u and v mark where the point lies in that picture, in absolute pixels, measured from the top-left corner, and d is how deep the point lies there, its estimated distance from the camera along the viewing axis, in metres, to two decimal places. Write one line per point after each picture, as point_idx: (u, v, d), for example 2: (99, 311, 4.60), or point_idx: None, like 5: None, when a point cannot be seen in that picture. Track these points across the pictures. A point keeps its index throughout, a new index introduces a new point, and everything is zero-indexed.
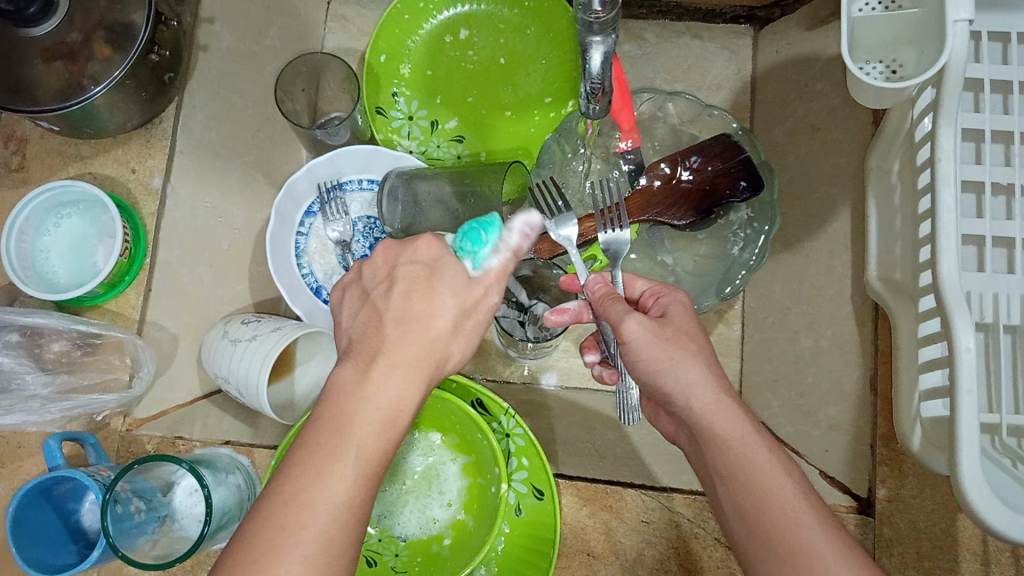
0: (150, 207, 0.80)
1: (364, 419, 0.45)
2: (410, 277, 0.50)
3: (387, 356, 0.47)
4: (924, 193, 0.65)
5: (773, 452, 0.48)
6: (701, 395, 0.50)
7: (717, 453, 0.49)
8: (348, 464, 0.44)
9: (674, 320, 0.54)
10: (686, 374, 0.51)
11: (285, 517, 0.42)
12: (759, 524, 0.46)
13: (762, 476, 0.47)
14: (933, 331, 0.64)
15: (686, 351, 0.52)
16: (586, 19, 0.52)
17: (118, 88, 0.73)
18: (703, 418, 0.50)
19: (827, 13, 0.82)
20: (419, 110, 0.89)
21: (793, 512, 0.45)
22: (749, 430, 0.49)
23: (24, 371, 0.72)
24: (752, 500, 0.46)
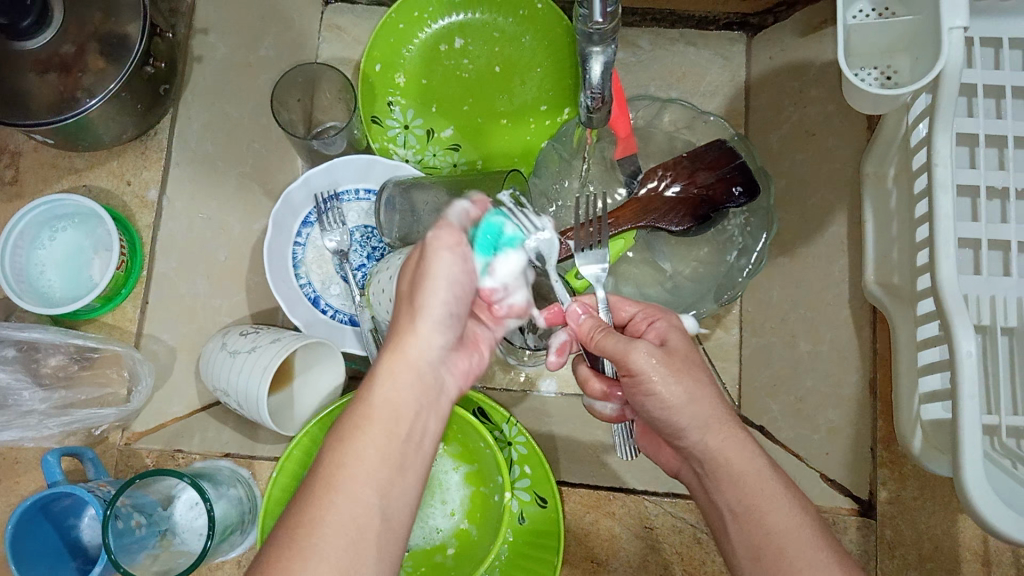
0: (145, 220, 0.79)
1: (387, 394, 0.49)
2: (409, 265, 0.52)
3: (388, 365, 0.49)
4: (921, 197, 0.66)
5: (787, 489, 0.51)
6: (716, 432, 0.52)
7: (733, 489, 0.51)
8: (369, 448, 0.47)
9: (682, 349, 0.55)
10: (701, 410, 0.52)
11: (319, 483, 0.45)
12: (774, 562, 0.48)
13: (778, 516, 0.49)
14: (932, 333, 0.64)
15: (698, 383, 0.53)
16: (586, 29, 0.53)
17: (114, 101, 0.72)
18: (719, 455, 0.52)
19: (820, 20, 0.83)
20: (415, 118, 0.89)
21: (810, 555, 0.48)
22: (762, 466, 0.51)
23: (21, 387, 0.71)
24: (769, 541, 0.49)
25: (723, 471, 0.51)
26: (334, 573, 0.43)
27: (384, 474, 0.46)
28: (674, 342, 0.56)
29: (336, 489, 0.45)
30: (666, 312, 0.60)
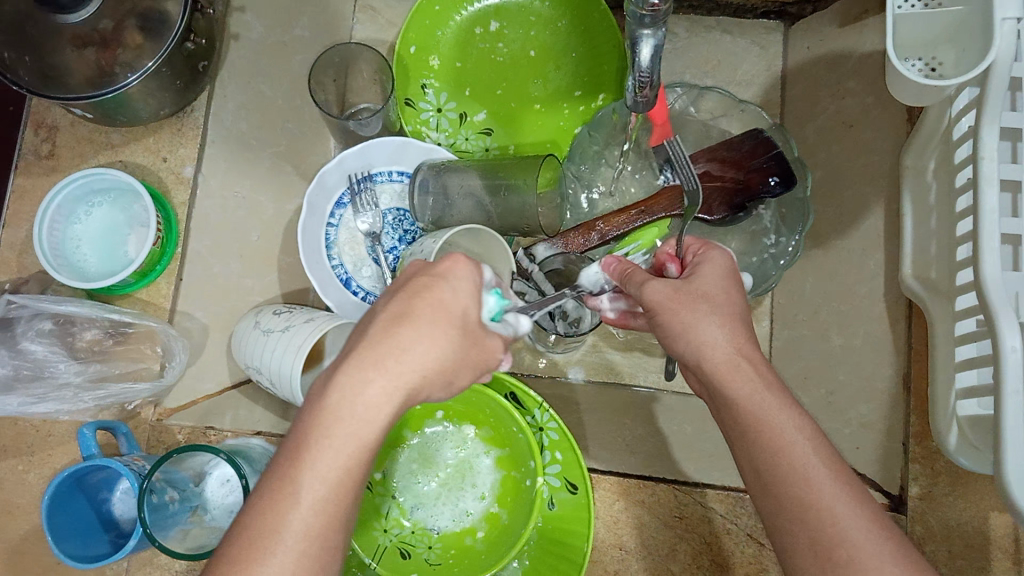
0: (181, 196, 0.80)
1: (345, 422, 0.43)
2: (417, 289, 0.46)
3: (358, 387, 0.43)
4: (962, 192, 0.66)
5: (788, 408, 0.48)
6: (712, 354, 0.50)
7: (731, 411, 0.49)
8: (322, 473, 0.42)
9: (701, 279, 0.54)
10: (698, 335, 0.51)
11: (273, 510, 0.42)
12: (770, 479, 0.46)
13: (775, 432, 0.47)
14: (971, 329, 0.64)
15: (697, 313, 0.52)
16: (638, 11, 0.52)
17: (153, 77, 0.72)
18: (716, 374, 0.50)
19: (860, 10, 0.81)
20: (448, 102, 0.89)
21: (802, 471, 0.45)
22: (759, 387, 0.48)
23: (57, 360, 0.71)
24: (761, 458, 0.47)
25: (720, 392, 0.50)
26: None
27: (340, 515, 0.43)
28: (702, 272, 0.54)
29: (283, 516, 0.41)
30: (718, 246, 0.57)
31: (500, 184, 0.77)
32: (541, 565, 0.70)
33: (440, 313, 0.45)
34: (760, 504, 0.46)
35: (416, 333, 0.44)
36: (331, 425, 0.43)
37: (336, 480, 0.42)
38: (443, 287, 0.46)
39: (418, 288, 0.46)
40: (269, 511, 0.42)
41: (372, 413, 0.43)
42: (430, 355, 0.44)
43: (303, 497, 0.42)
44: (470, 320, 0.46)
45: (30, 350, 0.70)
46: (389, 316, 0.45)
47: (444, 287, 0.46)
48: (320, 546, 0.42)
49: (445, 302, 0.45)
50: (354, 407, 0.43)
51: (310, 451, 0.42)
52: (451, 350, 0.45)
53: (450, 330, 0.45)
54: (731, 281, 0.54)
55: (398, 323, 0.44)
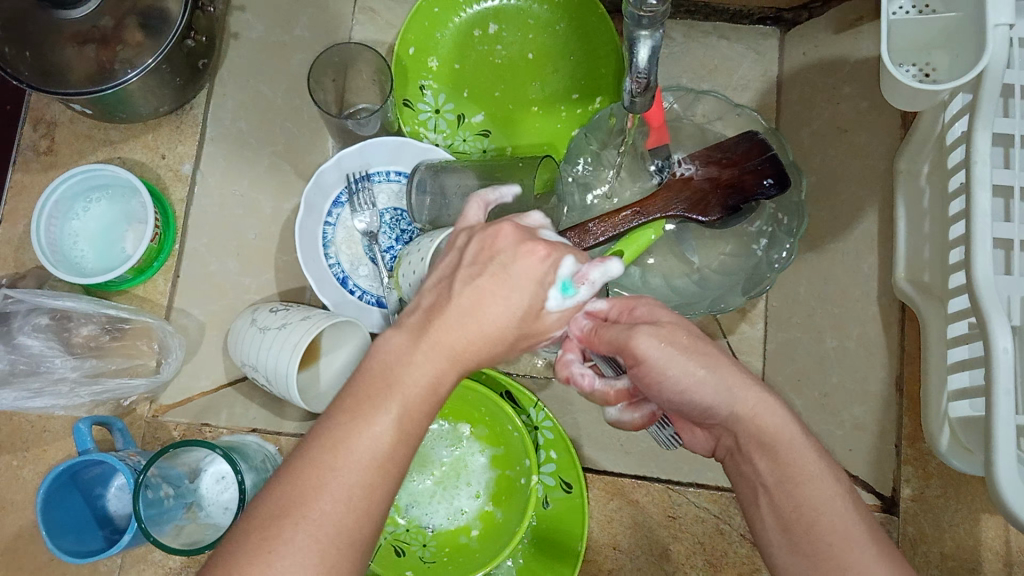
0: (179, 193, 0.80)
1: (410, 384, 0.42)
2: (496, 280, 0.45)
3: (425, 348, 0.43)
4: (956, 196, 0.66)
5: (820, 457, 0.48)
6: (742, 396, 0.49)
7: (764, 459, 0.48)
8: (386, 427, 0.41)
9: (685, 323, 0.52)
10: (724, 379, 0.50)
11: (323, 465, 0.40)
12: (804, 534, 0.46)
13: (812, 482, 0.47)
14: (963, 331, 0.65)
15: (712, 358, 0.50)
16: (635, 12, 0.53)
17: (153, 73, 0.72)
18: (748, 420, 0.49)
19: (856, 17, 0.83)
20: (446, 103, 0.89)
21: (841, 525, 0.46)
22: (794, 432, 0.49)
23: (53, 355, 0.71)
24: (795, 509, 0.47)
25: (752, 438, 0.49)
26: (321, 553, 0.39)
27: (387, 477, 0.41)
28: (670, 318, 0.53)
29: (348, 448, 0.40)
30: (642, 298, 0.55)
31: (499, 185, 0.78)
32: (535, 563, 0.70)
33: (499, 309, 0.44)
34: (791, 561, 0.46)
35: (481, 329, 0.44)
36: (410, 363, 0.43)
37: (403, 416, 0.42)
38: (506, 292, 0.44)
39: (498, 281, 0.45)
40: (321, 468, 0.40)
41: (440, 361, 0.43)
42: (493, 344, 0.45)
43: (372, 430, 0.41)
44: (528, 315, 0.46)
45: (27, 345, 0.70)
46: (462, 308, 0.44)
47: (504, 292, 0.45)
48: (377, 480, 0.41)
49: (506, 301, 0.44)
50: (428, 350, 0.43)
51: (377, 404, 0.42)
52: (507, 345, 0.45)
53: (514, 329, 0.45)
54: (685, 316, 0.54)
55: (472, 318, 0.44)
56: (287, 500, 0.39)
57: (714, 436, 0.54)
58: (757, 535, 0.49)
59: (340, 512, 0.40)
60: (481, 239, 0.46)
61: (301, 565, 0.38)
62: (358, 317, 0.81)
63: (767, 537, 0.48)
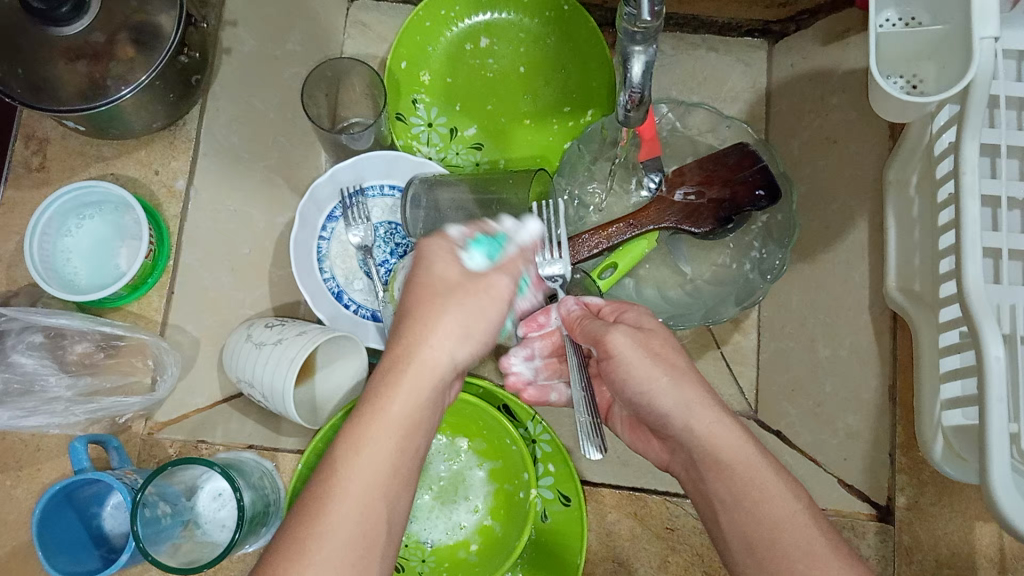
0: (173, 209, 0.79)
1: (387, 425, 0.48)
2: (417, 289, 0.52)
3: (401, 381, 0.49)
4: (945, 206, 0.67)
5: (781, 474, 0.48)
6: (700, 413, 0.51)
7: (721, 478, 0.49)
8: (369, 467, 0.46)
9: (657, 330, 0.56)
10: (682, 393, 0.51)
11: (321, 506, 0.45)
12: (767, 552, 0.46)
13: (771, 499, 0.47)
14: (954, 339, 0.66)
15: (678, 366, 0.52)
16: (629, 28, 0.53)
17: (147, 89, 0.72)
18: (703, 437, 0.50)
19: (843, 28, 0.84)
20: (438, 116, 0.90)
21: (802, 542, 0.45)
22: (751, 450, 0.49)
23: (47, 374, 0.70)
24: (758, 527, 0.46)
25: (709, 456, 0.49)
26: None
27: (379, 503, 0.46)
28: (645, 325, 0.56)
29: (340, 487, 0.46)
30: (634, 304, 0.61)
31: (491, 198, 0.80)
32: None
33: (430, 291, 0.52)
34: None
35: (419, 312, 0.51)
36: (384, 407, 0.48)
37: (387, 450, 0.47)
38: (426, 271, 0.53)
39: (420, 287, 0.52)
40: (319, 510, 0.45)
41: (401, 391, 0.49)
42: (444, 333, 0.50)
43: (345, 474, 0.46)
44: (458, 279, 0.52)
45: (21, 363, 0.69)
46: (397, 318, 0.52)
47: (427, 269, 0.53)
48: (371, 510, 0.45)
49: (432, 279, 0.52)
50: (400, 390, 0.49)
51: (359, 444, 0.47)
52: (450, 323, 0.50)
53: (451, 300, 0.51)
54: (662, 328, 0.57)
55: (403, 317, 0.51)
56: (300, 540, 0.44)
57: (672, 450, 0.54)
58: (723, 557, 0.49)
59: (344, 551, 0.44)
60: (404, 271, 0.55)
61: None
62: (354, 331, 0.81)
63: (733, 561, 0.48)
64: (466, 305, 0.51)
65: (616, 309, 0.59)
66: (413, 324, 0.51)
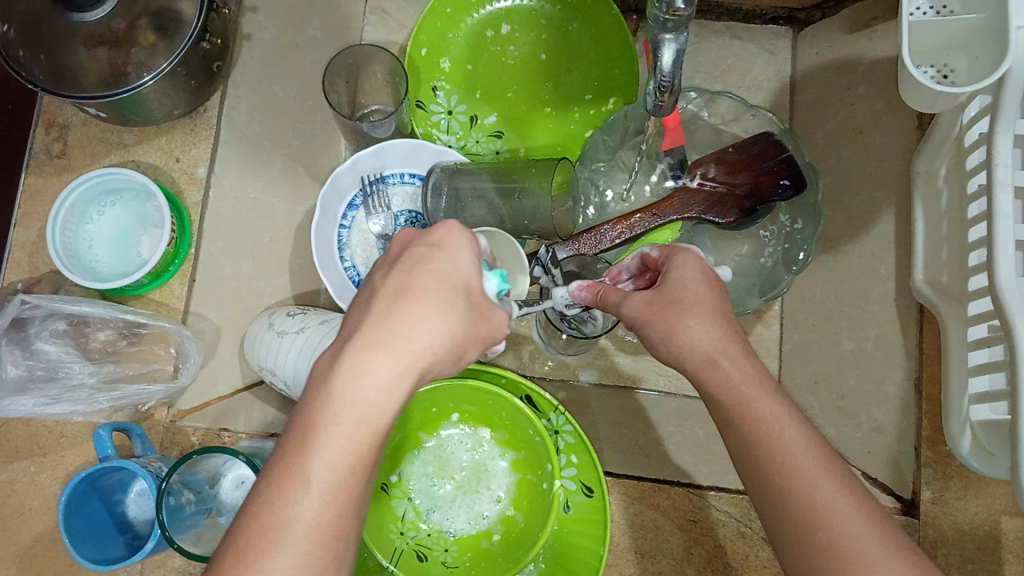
0: (195, 197, 0.78)
1: (349, 431, 0.41)
2: (416, 279, 0.44)
3: (370, 380, 0.41)
4: (975, 199, 0.67)
5: (770, 392, 0.47)
6: (694, 354, 0.49)
7: (713, 406, 0.49)
8: (322, 481, 0.40)
9: (682, 282, 0.51)
10: (677, 345, 0.49)
11: (264, 525, 0.39)
12: (755, 469, 0.46)
13: (756, 419, 0.46)
14: (983, 334, 0.65)
15: (673, 319, 0.49)
16: (660, 16, 0.52)
17: (169, 77, 0.71)
18: (694, 372, 0.49)
19: (869, 16, 0.83)
20: (458, 104, 0.89)
21: (783, 452, 0.45)
22: (739, 377, 0.47)
23: (70, 361, 0.70)
24: (745, 447, 0.47)
25: (703, 388, 0.49)
26: None
27: (336, 525, 0.40)
28: (670, 279, 0.51)
29: (289, 507, 0.40)
30: (684, 249, 0.54)
31: (514, 188, 0.79)
32: (557, 567, 0.70)
33: (441, 284, 0.44)
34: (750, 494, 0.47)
35: (419, 306, 0.43)
36: (355, 417, 0.41)
37: (343, 463, 0.41)
38: (445, 257, 0.45)
39: (418, 277, 0.44)
40: (267, 530, 0.39)
41: (380, 392, 0.42)
42: (438, 344, 0.43)
43: (311, 491, 0.40)
44: (473, 290, 0.46)
45: (44, 351, 0.69)
46: (389, 292, 0.43)
47: (445, 257, 0.45)
48: (328, 530, 0.40)
49: (444, 274, 0.44)
50: (367, 388, 0.41)
51: (312, 454, 0.40)
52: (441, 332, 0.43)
53: (461, 311, 0.44)
54: (704, 281, 0.51)
55: (400, 299, 0.43)
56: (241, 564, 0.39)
57: None
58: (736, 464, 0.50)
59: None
60: (393, 252, 0.46)
61: None
62: None
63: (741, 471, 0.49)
64: (471, 324, 0.44)
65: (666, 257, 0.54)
66: (402, 316, 0.43)
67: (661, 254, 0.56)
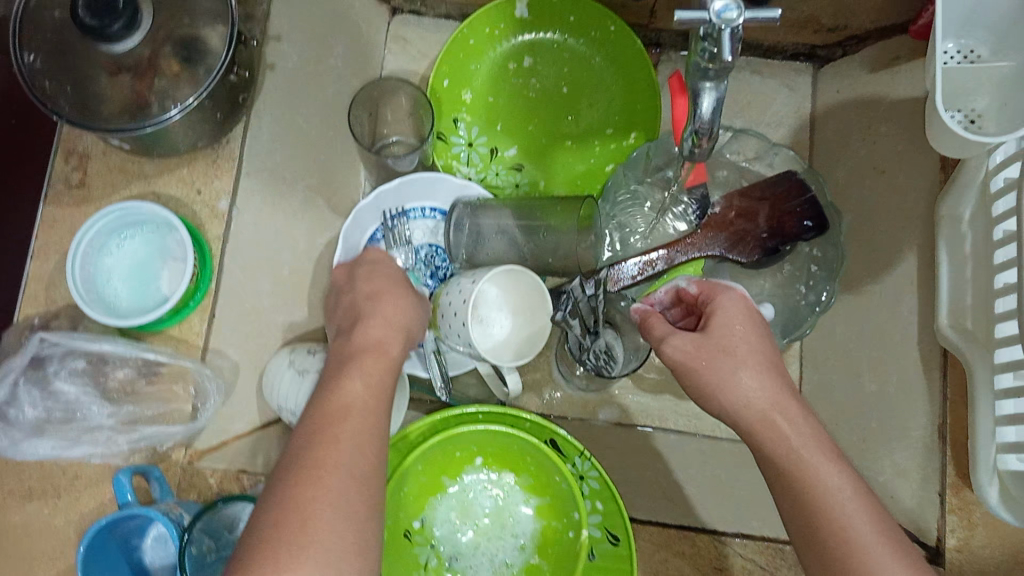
0: (215, 232, 0.75)
1: (368, 354, 0.56)
2: (370, 276, 0.64)
3: (370, 328, 0.58)
4: (1001, 245, 0.67)
5: (828, 457, 0.50)
6: (749, 412, 0.54)
7: (766, 464, 0.52)
8: (367, 378, 0.54)
9: (727, 326, 0.57)
10: (727, 398, 0.54)
11: (330, 412, 0.51)
12: (808, 528, 0.49)
13: (814, 486, 0.50)
14: (1011, 383, 0.65)
15: (725, 369, 0.55)
16: (703, 65, 0.52)
17: (197, 109, 0.69)
18: (750, 431, 0.54)
19: (892, 56, 0.83)
20: (479, 136, 0.89)
21: (837, 516, 0.48)
22: (793, 442, 0.51)
23: (89, 402, 0.69)
24: (801, 512, 0.50)
25: (756, 448, 0.53)
26: (358, 469, 0.48)
27: (380, 409, 0.53)
28: (715, 324, 0.57)
29: (344, 396, 0.52)
30: (726, 287, 0.60)
31: (537, 226, 0.79)
32: None
33: (390, 277, 0.64)
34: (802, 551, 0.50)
35: (384, 293, 0.62)
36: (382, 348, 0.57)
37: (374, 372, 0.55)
38: (387, 262, 0.66)
39: (374, 273, 0.64)
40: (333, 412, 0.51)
41: (390, 332, 0.59)
42: (400, 306, 0.61)
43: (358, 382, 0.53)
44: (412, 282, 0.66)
45: (63, 391, 0.68)
46: (363, 294, 0.62)
47: (388, 261, 0.66)
48: (377, 417, 0.52)
49: (395, 270, 0.66)
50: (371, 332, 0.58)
51: (351, 364, 0.55)
52: (420, 298, 0.64)
53: (413, 288, 0.65)
54: (750, 322, 0.57)
55: (374, 295, 0.61)
56: (318, 435, 0.50)
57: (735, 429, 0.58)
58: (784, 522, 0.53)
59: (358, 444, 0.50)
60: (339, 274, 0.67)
61: (343, 478, 0.48)
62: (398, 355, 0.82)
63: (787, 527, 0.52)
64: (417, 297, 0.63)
65: (708, 297, 0.60)
66: (373, 298, 0.61)
67: (701, 291, 0.61)
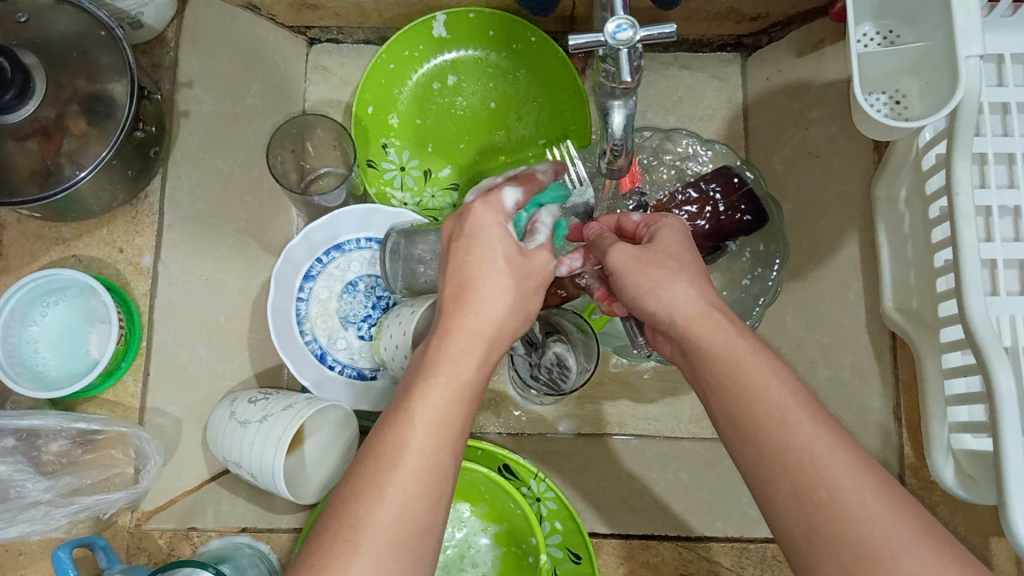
0: (141, 287, 0.74)
1: (440, 377, 0.46)
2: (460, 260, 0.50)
3: (450, 342, 0.47)
4: (937, 223, 0.66)
5: (765, 355, 0.47)
6: (688, 308, 0.50)
7: (705, 362, 0.48)
8: (433, 409, 0.45)
9: (664, 241, 0.55)
10: (669, 293, 0.51)
11: (384, 449, 0.43)
12: (747, 426, 0.45)
13: (750, 380, 0.46)
14: (959, 362, 0.64)
15: (666, 272, 0.52)
16: (607, 85, 0.51)
17: (106, 170, 0.67)
18: (689, 329, 0.50)
19: (816, 39, 0.82)
20: (411, 159, 0.87)
21: (780, 408, 0.44)
22: (736, 338, 0.48)
23: (24, 478, 0.66)
24: (743, 412, 0.46)
25: (693, 347, 0.49)
26: (398, 530, 0.41)
27: (442, 450, 0.44)
28: (661, 237, 0.55)
29: (404, 435, 0.44)
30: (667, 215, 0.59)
31: None
32: None
33: (488, 262, 0.50)
34: (741, 455, 0.45)
35: (477, 289, 0.49)
36: (444, 369, 0.46)
37: (440, 409, 0.45)
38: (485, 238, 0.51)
39: (473, 258, 0.50)
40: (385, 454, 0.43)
41: (455, 357, 0.47)
42: (494, 304, 0.49)
43: (421, 416, 0.44)
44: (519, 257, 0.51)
45: None
46: (455, 284, 0.49)
47: (485, 241, 0.51)
48: (435, 461, 0.44)
49: (499, 249, 0.51)
50: (451, 347, 0.47)
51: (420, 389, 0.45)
52: (518, 284, 0.50)
53: (513, 273, 0.50)
54: (684, 238, 0.56)
55: (463, 293, 0.49)
56: (367, 479, 0.43)
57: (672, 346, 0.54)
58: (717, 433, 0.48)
59: (408, 498, 0.42)
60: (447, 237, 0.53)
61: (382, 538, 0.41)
62: (341, 396, 0.80)
63: (722, 435, 0.48)
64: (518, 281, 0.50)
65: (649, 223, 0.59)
66: (467, 291, 0.49)
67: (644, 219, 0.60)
